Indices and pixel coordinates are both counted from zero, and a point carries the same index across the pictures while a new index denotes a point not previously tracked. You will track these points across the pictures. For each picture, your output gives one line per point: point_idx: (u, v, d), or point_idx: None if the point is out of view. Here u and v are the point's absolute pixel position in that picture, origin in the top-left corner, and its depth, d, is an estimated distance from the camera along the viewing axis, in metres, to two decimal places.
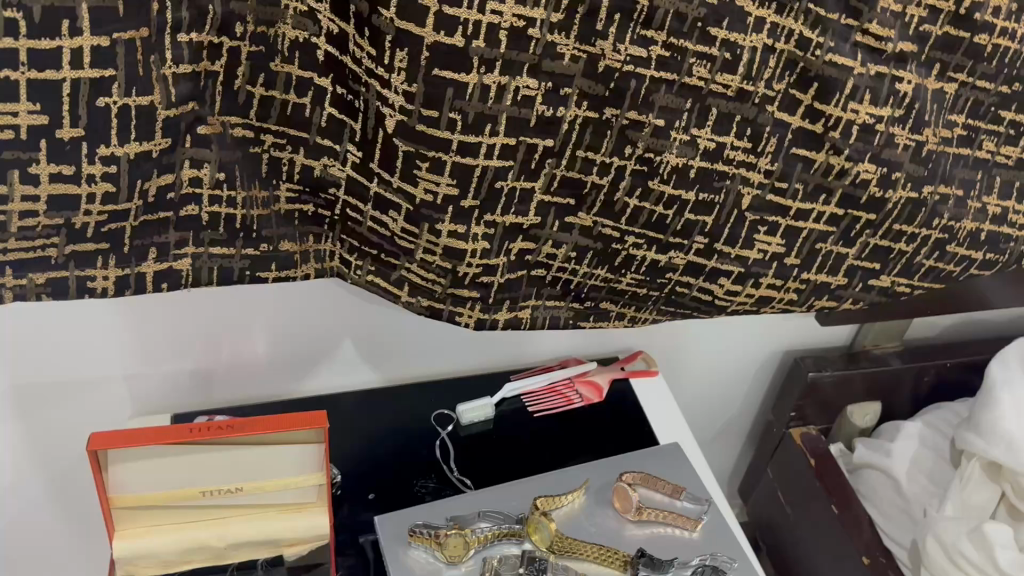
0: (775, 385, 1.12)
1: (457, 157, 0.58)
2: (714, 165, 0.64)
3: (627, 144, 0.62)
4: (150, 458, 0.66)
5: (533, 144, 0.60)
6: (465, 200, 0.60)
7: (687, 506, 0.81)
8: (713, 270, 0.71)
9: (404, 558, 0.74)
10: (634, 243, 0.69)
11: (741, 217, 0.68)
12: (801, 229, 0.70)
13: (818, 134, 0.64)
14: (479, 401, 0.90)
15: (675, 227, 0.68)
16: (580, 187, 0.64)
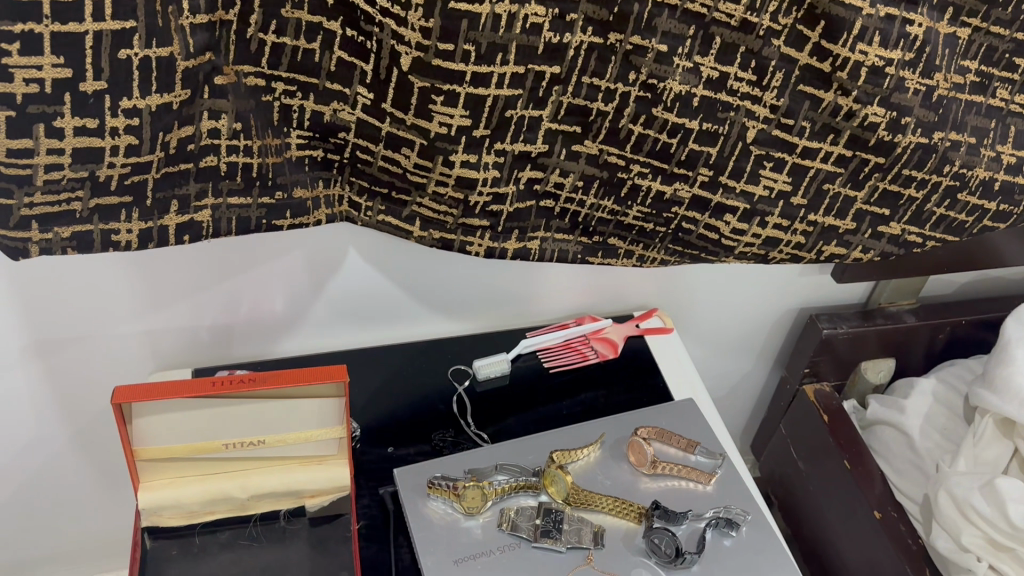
0: (789, 343, 1.13)
1: (470, 89, 0.60)
2: (718, 95, 0.65)
3: (632, 70, 0.63)
4: (174, 411, 0.68)
5: (541, 72, 0.61)
6: (477, 131, 0.63)
7: (700, 460, 0.82)
8: (719, 205, 0.72)
9: (424, 510, 0.76)
10: (639, 173, 0.70)
11: (746, 150, 0.69)
12: (809, 167, 0.70)
13: (825, 73, 0.64)
14: (496, 356, 0.91)
15: (679, 157, 0.69)
16: (586, 115, 0.66)
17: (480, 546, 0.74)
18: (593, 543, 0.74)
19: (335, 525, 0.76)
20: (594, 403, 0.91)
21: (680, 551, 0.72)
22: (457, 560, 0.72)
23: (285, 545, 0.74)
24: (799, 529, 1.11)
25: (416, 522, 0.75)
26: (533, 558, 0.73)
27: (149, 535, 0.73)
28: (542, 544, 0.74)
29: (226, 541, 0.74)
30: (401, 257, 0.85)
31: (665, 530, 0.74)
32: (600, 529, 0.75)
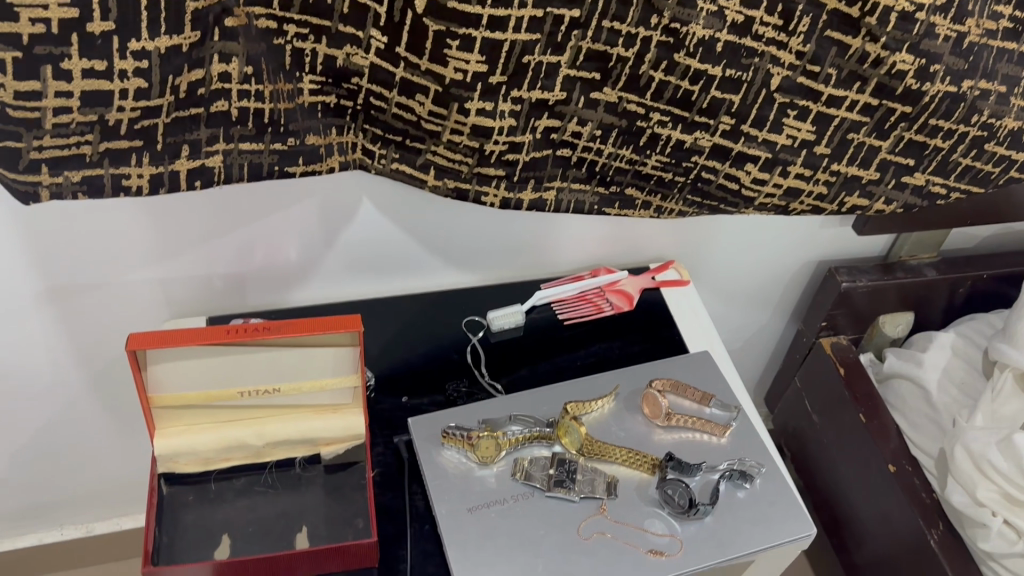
0: (807, 296, 1.12)
1: (486, 32, 0.59)
2: (742, 40, 0.63)
3: (654, 13, 0.61)
4: (188, 359, 0.68)
5: (561, 15, 0.60)
6: (493, 77, 0.62)
7: (715, 413, 0.82)
8: (741, 153, 0.71)
9: (438, 458, 0.76)
10: (659, 121, 0.68)
11: (770, 98, 0.67)
12: (833, 117, 0.68)
13: (854, 18, 0.62)
14: (511, 307, 0.90)
15: (701, 104, 0.67)
16: (606, 61, 0.64)
17: (494, 494, 0.74)
18: (606, 493, 0.74)
19: (350, 472, 0.76)
20: (609, 354, 0.90)
21: (694, 504, 0.73)
22: (470, 509, 0.73)
23: (300, 492, 0.75)
24: (811, 481, 1.12)
25: (430, 470, 0.75)
26: (546, 507, 0.73)
27: (166, 481, 0.73)
28: (555, 493, 0.74)
29: (242, 487, 0.74)
30: (416, 207, 0.84)
31: (678, 482, 0.74)
32: (613, 480, 0.75)
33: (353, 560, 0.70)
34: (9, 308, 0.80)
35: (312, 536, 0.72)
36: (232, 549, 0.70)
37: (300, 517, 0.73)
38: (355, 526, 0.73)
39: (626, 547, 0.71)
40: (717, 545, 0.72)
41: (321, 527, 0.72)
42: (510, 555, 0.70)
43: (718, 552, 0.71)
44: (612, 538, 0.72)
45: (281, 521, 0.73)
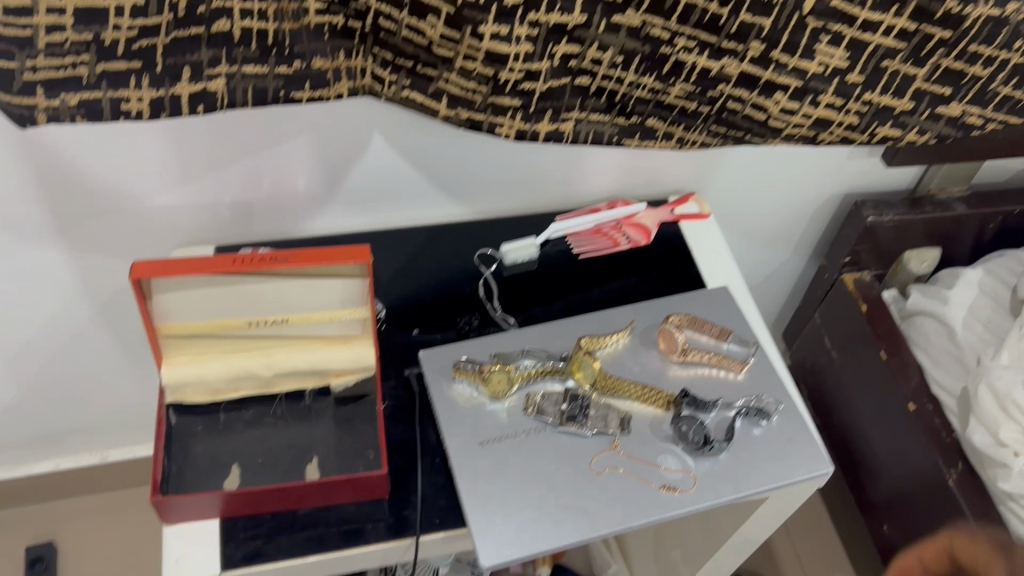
0: (831, 231, 1.08)
1: None
2: None
3: None
4: (195, 288, 0.68)
5: None
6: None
7: (732, 349, 0.80)
8: (769, 82, 0.67)
9: (449, 393, 0.75)
10: (685, 47, 0.65)
11: (802, 22, 0.63)
12: (868, 43, 0.64)
13: None
14: (524, 240, 0.88)
15: (729, 30, 0.64)
16: None
17: (505, 429, 0.73)
18: (618, 429, 0.73)
19: (360, 404, 0.75)
20: (625, 288, 0.88)
21: (709, 440, 0.72)
22: (482, 442, 0.72)
23: (310, 423, 0.74)
24: (827, 413, 1.11)
25: (440, 404, 0.75)
26: (558, 442, 0.73)
27: (174, 411, 0.73)
28: (567, 428, 0.73)
29: (251, 420, 0.74)
30: (427, 136, 0.80)
31: (693, 419, 0.73)
32: (626, 415, 0.74)
33: (362, 492, 0.70)
34: (14, 234, 0.78)
35: (323, 468, 0.71)
36: (242, 480, 0.70)
37: (310, 448, 0.73)
38: (366, 458, 0.72)
39: (638, 482, 0.70)
40: (732, 483, 0.71)
41: (332, 458, 0.72)
42: (522, 489, 0.70)
43: (733, 489, 0.70)
44: (625, 473, 0.71)
45: (291, 452, 0.72)
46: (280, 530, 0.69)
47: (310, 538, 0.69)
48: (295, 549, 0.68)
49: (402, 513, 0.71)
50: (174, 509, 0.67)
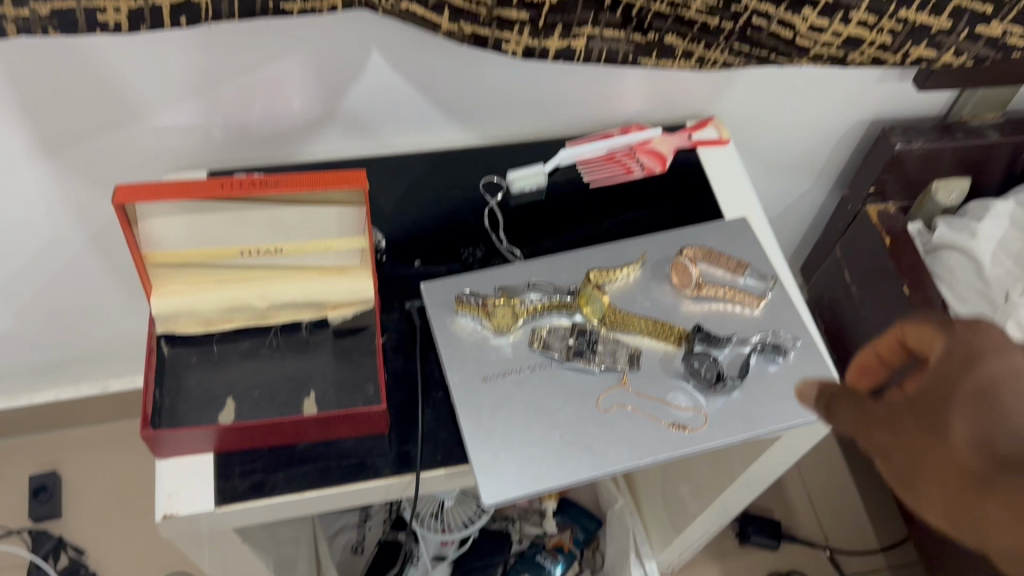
0: (855, 161, 1.03)
1: None
2: None
3: None
4: (182, 214, 0.63)
5: None
6: None
7: (749, 283, 0.76)
8: None
9: (452, 326, 0.72)
10: None
11: None
12: None
13: None
14: (532, 168, 0.84)
15: None
16: None
17: (510, 364, 0.70)
18: (627, 365, 0.70)
19: (359, 337, 0.72)
20: (637, 219, 0.84)
21: (722, 376, 0.68)
22: (485, 378, 0.70)
23: (307, 356, 0.71)
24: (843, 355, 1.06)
25: (443, 338, 0.72)
26: (564, 378, 0.70)
27: (166, 341, 0.70)
28: (574, 364, 0.70)
29: (246, 350, 0.71)
30: (430, 54, 0.76)
31: (706, 355, 0.70)
32: (636, 351, 0.71)
33: (361, 429, 0.67)
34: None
35: (321, 402, 0.69)
36: (237, 414, 0.68)
37: (308, 382, 0.70)
38: (366, 392, 0.69)
39: (647, 420, 0.68)
40: (745, 421, 0.68)
41: (330, 392, 0.69)
42: (527, 426, 0.67)
43: (746, 428, 0.68)
44: (633, 411, 0.68)
45: (288, 384, 0.70)
46: (277, 465, 0.67)
47: (308, 473, 0.67)
48: (293, 485, 0.66)
49: (403, 449, 0.68)
50: (167, 444, 0.64)
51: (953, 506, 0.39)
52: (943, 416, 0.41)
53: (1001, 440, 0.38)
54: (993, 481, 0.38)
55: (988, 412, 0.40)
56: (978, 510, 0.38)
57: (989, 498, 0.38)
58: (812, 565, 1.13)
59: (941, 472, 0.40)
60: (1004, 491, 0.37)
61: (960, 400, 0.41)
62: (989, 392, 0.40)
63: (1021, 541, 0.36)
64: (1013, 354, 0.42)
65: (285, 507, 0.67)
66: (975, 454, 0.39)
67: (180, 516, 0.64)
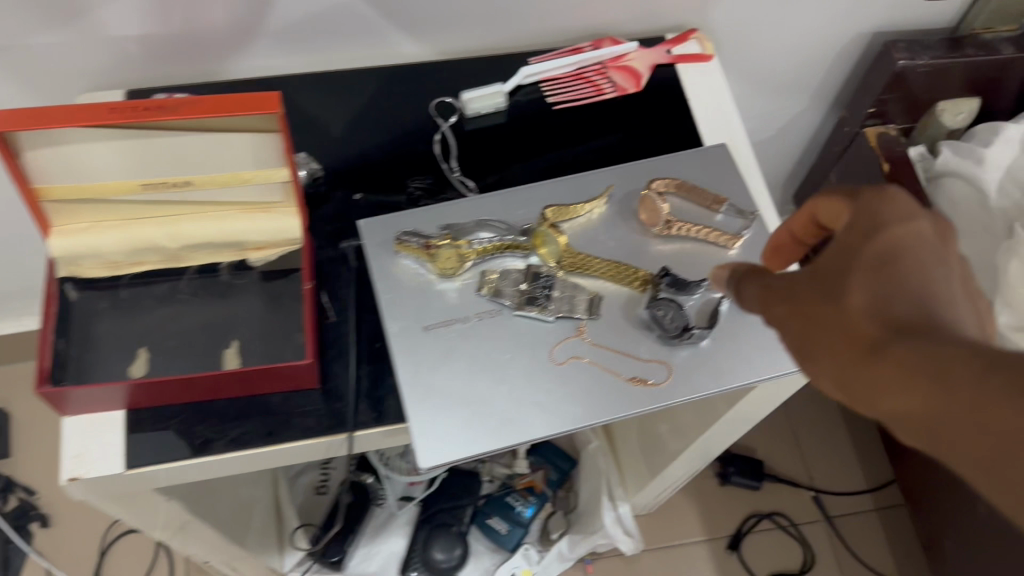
0: (854, 78, 0.93)
1: None
2: None
3: None
4: (75, 143, 0.56)
5: None
6: None
7: (728, 220, 0.68)
8: None
9: (392, 269, 0.65)
10: None
11: None
12: None
13: None
14: (490, 88, 0.75)
15: None
16: None
17: (454, 312, 0.63)
18: (586, 312, 0.63)
19: (290, 280, 0.65)
20: (605, 145, 0.76)
21: (688, 328, 0.61)
22: (426, 327, 0.63)
23: (231, 301, 0.65)
24: None
25: (380, 283, 0.65)
26: (515, 327, 0.63)
27: (72, 287, 0.63)
28: (527, 312, 0.63)
29: (164, 294, 0.65)
30: None
31: (671, 302, 0.62)
32: (595, 296, 0.64)
33: (286, 384, 0.61)
34: None
35: (244, 353, 0.62)
36: (151, 366, 0.61)
37: (230, 330, 0.64)
38: (294, 343, 0.63)
39: (604, 374, 0.61)
40: (712, 375, 0.61)
41: (255, 342, 0.63)
42: (470, 381, 0.60)
43: (714, 382, 0.61)
44: (590, 363, 0.61)
45: (207, 334, 0.63)
46: (195, 422, 0.61)
47: (230, 431, 0.61)
48: (212, 445, 0.60)
49: (334, 405, 0.62)
50: (71, 402, 0.58)
51: (854, 376, 0.36)
52: (840, 278, 0.39)
53: (901, 310, 0.36)
54: (889, 346, 0.35)
55: (891, 279, 0.37)
56: (876, 381, 0.34)
57: (886, 367, 0.34)
58: (795, 506, 1.08)
59: (842, 346, 0.37)
60: (901, 361, 0.34)
61: (858, 263, 0.38)
62: (892, 262, 0.37)
63: (914, 406, 0.33)
64: (919, 220, 0.39)
65: (206, 468, 0.61)
66: (873, 322, 0.36)
67: (86, 480, 0.59)
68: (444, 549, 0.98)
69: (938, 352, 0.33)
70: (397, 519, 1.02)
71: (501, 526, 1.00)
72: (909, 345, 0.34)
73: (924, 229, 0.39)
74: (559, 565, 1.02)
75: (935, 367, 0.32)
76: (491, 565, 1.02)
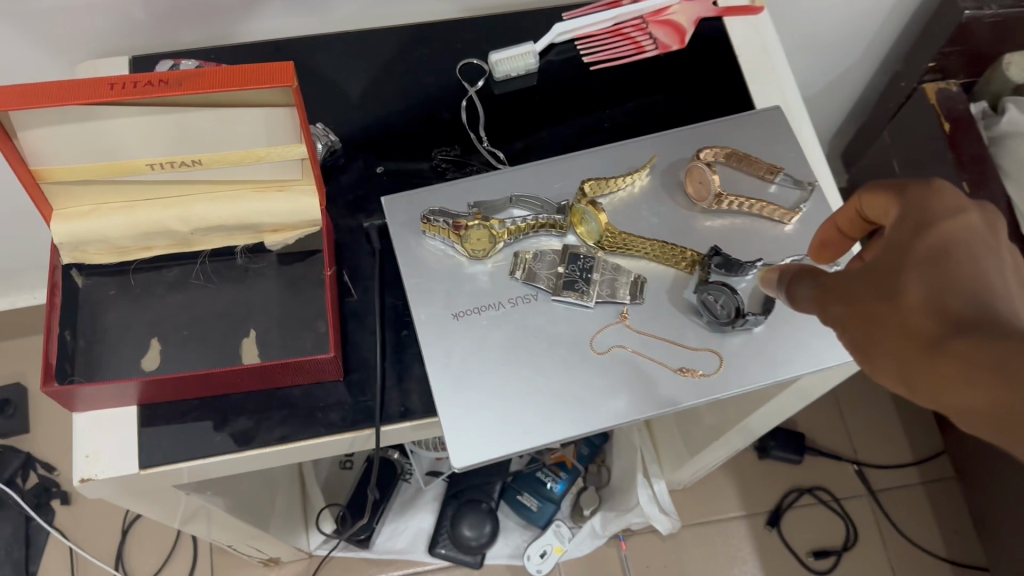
0: (913, 29, 0.86)
1: None
2: None
3: None
4: (71, 122, 0.50)
5: None
6: None
7: (782, 191, 0.62)
8: None
9: (418, 251, 0.60)
10: None
11: None
12: None
13: None
14: (520, 48, 0.70)
15: None
16: None
17: (486, 297, 0.59)
18: (628, 296, 0.59)
19: (312, 263, 0.61)
20: (647, 107, 0.70)
21: (742, 313, 0.56)
22: (457, 315, 0.58)
23: (247, 287, 0.61)
24: None
25: (406, 265, 0.60)
26: (552, 313, 0.58)
27: (78, 272, 0.59)
28: (565, 298, 0.58)
29: (175, 280, 0.61)
30: None
31: (722, 285, 0.57)
32: (639, 278, 0.59)
33: (307, 377, 0.57)
34: None
35: (262, 343, 0.58)
36: (164, 357, 0.58)
37: (247, 318, 0.59)
38: (315, 331, 0.59)
39: (650, 364, 0.57)
40: (767, 364, 0.57)
41: (273, 331, 0.59)
42: (505, 372, 0.56)
43: (770, 372, 0.56)
44: (634, 353, 0.57)
45: (223, 321, 0.59)
46: (212, 419, 0.58)
47: (249, 426, 0.57)
48: (231, 441, 0.57)
49: (360, 399, 0.59)
50: (81, 399, 0.54)
51: (914, 374, 0.33)
52: (894, 272, 0.35)
53: (959, 303, 0.32)
54: (948, 343, 0.31)
55: (946, 272, 0.33)
56: (937, 378, 0.31)
57: (946, 365, 0.31)
58: (836, 481, 1.04)
59: (900, 345, 0.34)
60: (962, 357, 0.30)
61: (913, 256, 0.35)
62: (947, 254, 0.34)
63: (978, 399, 0.30)
64: (971, 212, 0.35)
65: (225, 466, 0.58)
66: (928, 317, 0.33)
67: (99, 480, 0.56)
68: (473, 525, 0.94)
69: (1000, 349, 0.29)
70: (423, 495, 1.00)
71: (532, 503, 0.97)
72: (969, 342, 0.30)
73: (976, 220, 0.35)
74: (591, 542, 0.98)
75: (999, 362, 0.29)
76: (521, 541, 0.99)
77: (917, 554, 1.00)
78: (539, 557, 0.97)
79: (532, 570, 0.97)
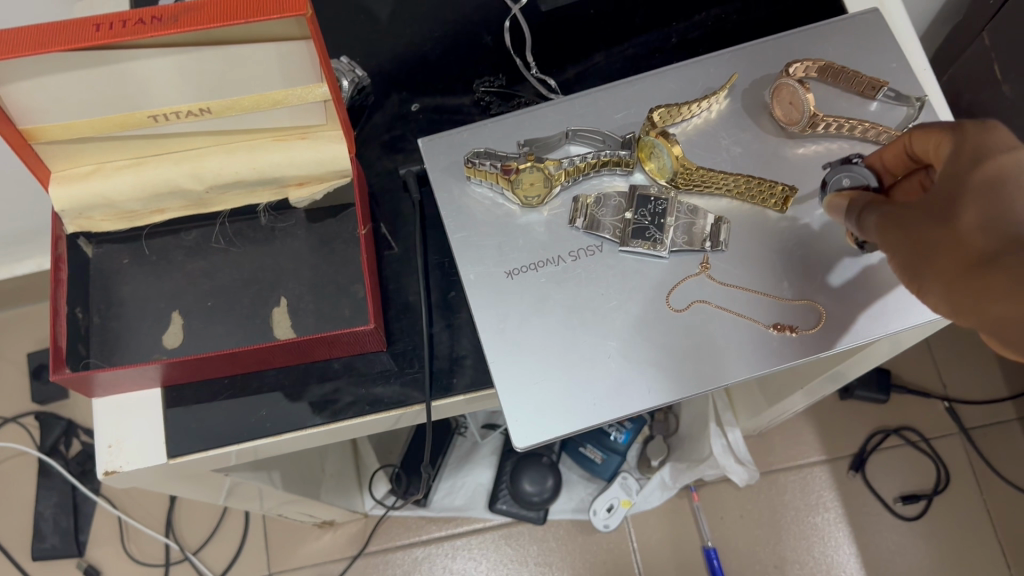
0: None
1: None
2: None
3: None
4: (54, 75, 0.43)
5: None
6: None
7: (885, 110, 0.53)
8: None
9: (463, 200, 0.53)
10: None
11: None
12: None
13: None
14: None
15: None
16: None
17: (543, 250, 0.51)
18: (709, 243, 0.50)
19: (344, 219, 0.54)
20: (719, 19, 0.61)
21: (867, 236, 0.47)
22: (511, 273, 0.51)
23: (274, 249, 0.54)
24: None
25: (449, 217, 0.53)
26: (619, 267, 0.50)
27: (85, 240, 0.53)
28: (634, 249, 0.50)
29: (194, 245, 0.54)
30: None
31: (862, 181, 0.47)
32: (721, 219, 0.51)
33: (347, 349, 0.51)
34: None
35: (295, 313, 0.52)
36: (188, 333, 0.52)
37: (277, 284, 0.53)
38: (353, 297, 0.52)
39: (738, 321, 0.49)
40: (875, 315, 0.48)
41: (306, 299, 0.52)
42: (570, 339, 0.49)
43: (881, 324, 0.48)
44: (717, 309, 0.49)
45: (250, 289, 0.53)
46: (245, 400, 0.52)
47: (287, 406, 0.52)
48: (267, 423, 0.51)
49: (408, 370, 0.52)
50: (97, 387, 0.48)
51: (965, 289, 0.38)
52: (953, 201, 0.39)
53: (1012, 232, 0.37)
54: (1001, 264, 0.36)
55: (1000, 200, 0.38)
56: (987, 297, 0.36)
57: (1000, 285, 0.36)
58: (924, 419, 0.97)
59: (955, 266, 0.38)
60: (1011, 276, 0.35)
61: (969, 184, 0.39)
62: (1001, 184, 0.38)
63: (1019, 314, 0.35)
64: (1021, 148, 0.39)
65: (264, 449, 0.52)
66: (983, 241, 0.37)
67: (126, 472, 0.50)
68: (534, 480, 0.88)
69: None
70: (480, 449, 0.95)
71: (596, 455, 0.90)
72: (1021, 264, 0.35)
73: None
74: (661, 494, 0.92)
75: None
76: (586, 494, 0.94)
77: (1015, 498, 0.92)
78: (606, 511, 0.91)
79: (599, 525, 0.91)
